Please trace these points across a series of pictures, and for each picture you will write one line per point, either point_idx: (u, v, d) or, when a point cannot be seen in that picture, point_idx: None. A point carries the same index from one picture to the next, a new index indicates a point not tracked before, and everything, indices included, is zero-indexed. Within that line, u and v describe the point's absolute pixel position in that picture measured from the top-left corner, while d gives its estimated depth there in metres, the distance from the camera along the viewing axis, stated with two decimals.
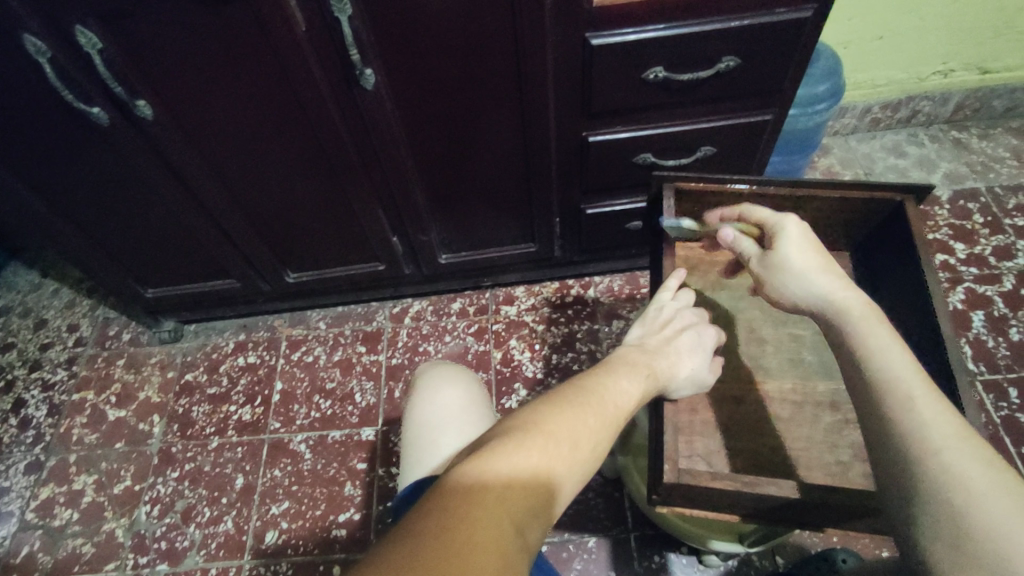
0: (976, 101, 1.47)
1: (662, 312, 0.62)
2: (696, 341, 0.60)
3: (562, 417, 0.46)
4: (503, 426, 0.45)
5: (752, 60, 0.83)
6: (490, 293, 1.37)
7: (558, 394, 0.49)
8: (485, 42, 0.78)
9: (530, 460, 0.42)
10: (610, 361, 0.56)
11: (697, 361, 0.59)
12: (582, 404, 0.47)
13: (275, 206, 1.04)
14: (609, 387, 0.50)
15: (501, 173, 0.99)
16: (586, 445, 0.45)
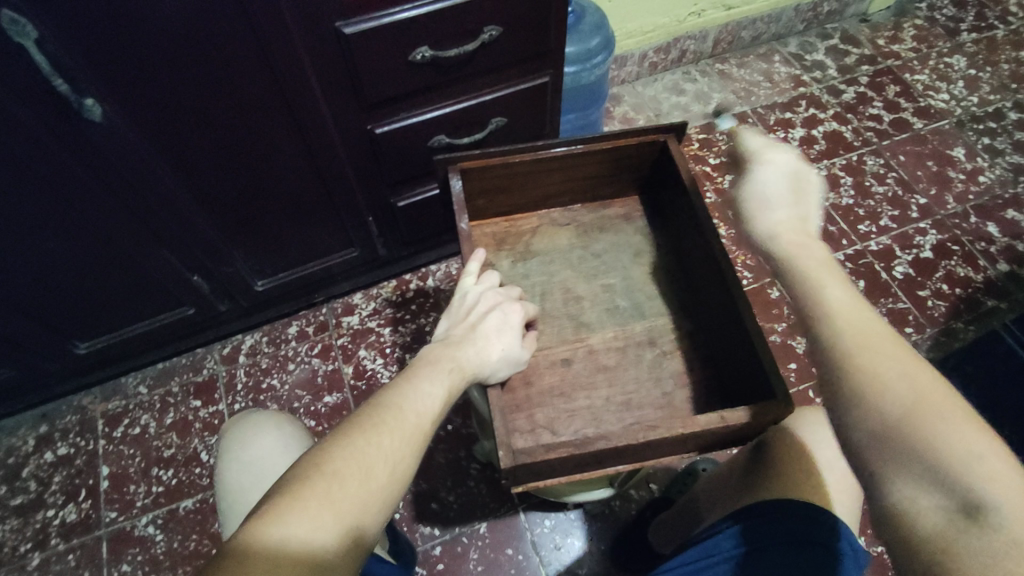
0: (729, 34, 1.64)
1: (466, 301, 0.71)
2: (501, 322, 0.69)
3: (375, 438, 0.53)
4: (314, 457, 0.52)
5: (516, 27, 0.84)
6: (327, 307, 1.29)
7: (370, 415, 0.56)
8: (228, 47, 0.71)
9: (343, 492, 0.49)
10: (422, 359, 0.63)
11: (506, 343, 0.68)
12: (394, 422, 0.55)
13: (43, 278, 0.89)
14: (419, 396, 0.58)
15: (297, 181, 0.93)
16: (398, 461, 0.54)
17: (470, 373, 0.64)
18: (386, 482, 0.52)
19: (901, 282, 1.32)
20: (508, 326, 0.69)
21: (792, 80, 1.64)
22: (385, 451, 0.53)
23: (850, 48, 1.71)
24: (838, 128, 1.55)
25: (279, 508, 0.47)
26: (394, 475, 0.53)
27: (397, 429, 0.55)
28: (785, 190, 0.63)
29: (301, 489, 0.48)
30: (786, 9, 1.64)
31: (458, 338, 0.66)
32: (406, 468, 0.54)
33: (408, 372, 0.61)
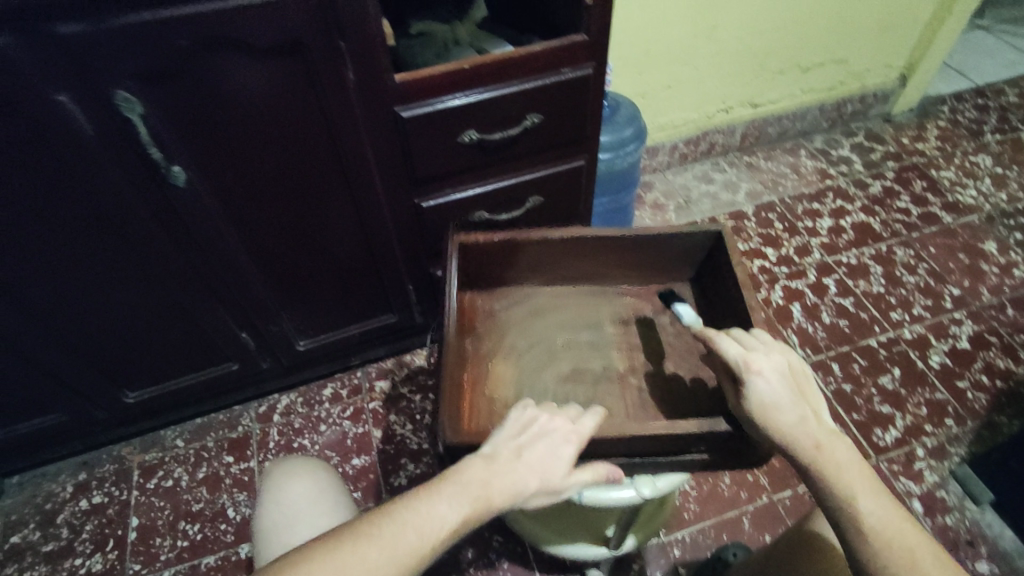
0: (755, 129, 1.73)
1: (521, 419, 0.61)
2: (550, 451, 0.59)
3: (362, 547, 0.48)
4: (274, 571, 0.47)
5: (556, 115, 0.93)
6: (361, 371, 1.34)
7: (352, 539, 0.49)
8: (300, 126, 0.80)
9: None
10: (455, 476, 0.55)
11: (547, 478, 0.57)
12: (371, 550, 0.48)
13: (109, 327, 0.96)
14: (411, 523, 0.51)
15: (346, 246, 1.00)
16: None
17: (499, 506, 0.54)
18: None
19: (938, 371, 1.29)
20: (554, 459, 0.58)
21: (818, 174, 1.70)
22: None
23: (874, 145, 1.78)
24: (865, 219, 1.58)
25: None
26: None
27: (370, 568, 0.48)
28: (781, 381, 0.59)
29: None
30: (810, 107, 1.74)
31: (507, 461, 0.57)
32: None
33: (434, 487, 0.54)
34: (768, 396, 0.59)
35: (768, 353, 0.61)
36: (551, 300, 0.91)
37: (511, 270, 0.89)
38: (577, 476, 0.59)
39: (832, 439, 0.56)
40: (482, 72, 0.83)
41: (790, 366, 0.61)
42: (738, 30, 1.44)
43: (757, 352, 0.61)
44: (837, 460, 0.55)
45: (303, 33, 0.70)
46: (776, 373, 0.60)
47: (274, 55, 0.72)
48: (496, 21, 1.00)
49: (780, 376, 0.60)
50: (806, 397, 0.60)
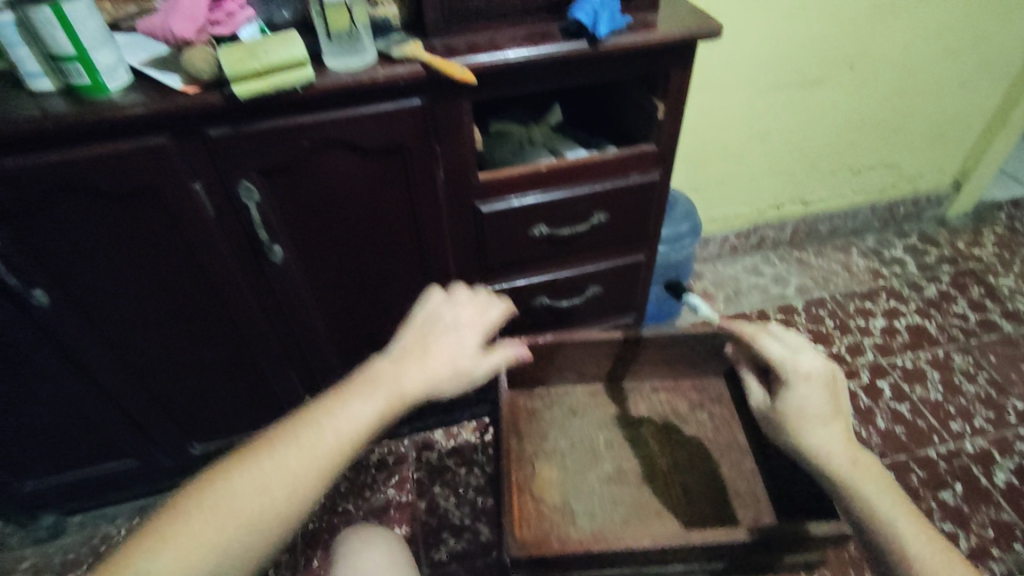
0: (806, 226, 1.76)
1: (425, 312, 0.68)
2: (454, 343, 0.66)
3: (280, 451, 0.54)
4: (209, 482, 0.52)
5: (621, 214, 0.99)
6: (409, 439, 1.36)
7: (275, 446, 0.54)
8: (389, 215, 0.88)
9: (217, 537, 0.50)
10: (366, 382, 0.60)
11: (455, 369, 0.64)
12: (294, 453, 0.54)
13: (163, 362, 0.97)
14: (331, 431, 0.56)
15: (413, 321, 1.06)
16: (288, 500, 0.53)
17: (412, 398, 0.61)
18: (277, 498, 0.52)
19: (1003, 490, 1.24)
20: (460, 355, 0.65)
21: (871, 273, 1.71)
22: (279, 485, 0.52)
23: (928, 247, 1.78)
24: (920, 322, 1.57)
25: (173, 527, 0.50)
26: (295, 500, 0.53)
27: (286, 468, 0.53)
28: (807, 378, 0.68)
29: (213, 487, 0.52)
30: (862, 207, 1.76)
31: (415, 364, 0.63)
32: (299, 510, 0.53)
33: (358, 386, 0.60)
34: (802, 396, 0.67)
35: (796, 359, 0.70)
36: (591, 402, 0.87)
37: (550, 369, 0.85)
38: (485, 359, 0.67)
39: (854, 446, 0.62)
40: (556, 174, 0.91)
41: (829, 375, 0.68)
42: (792, 134, 1.50)
43: (800, 355, 0.70)
44: (849, 459, 0.61)
45: (406, 138, 0.79)
46: (813, 380, 0.68)
47: (377, 155, 0.81)
48: (568, 125, 1.09)
49: (820, 382, 0.67)
50: (838, 401, 0.67)
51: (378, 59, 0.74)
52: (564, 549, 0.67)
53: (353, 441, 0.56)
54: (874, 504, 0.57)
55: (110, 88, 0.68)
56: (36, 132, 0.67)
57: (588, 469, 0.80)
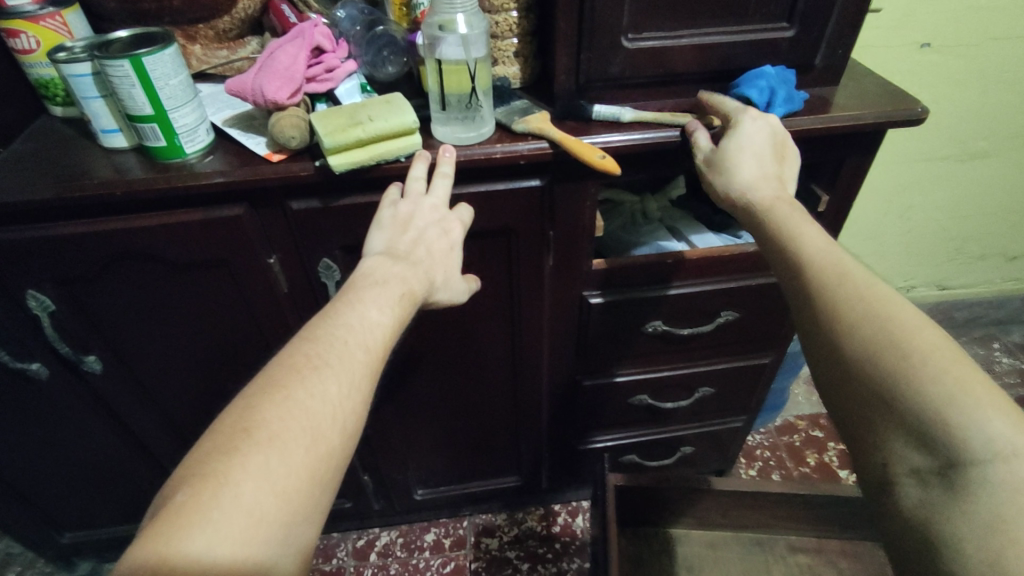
0: (939, 311, 1.52)
1: (398, 212, 0.56)
2: (446, 245, 0.56)
3: (298, 392, 0.41)
4: (196, 486, 0.36)
5: (753, 314, 0.82)
6: (468, 521, 1.22)
7: (276, 413, 0.39)
8: (481, 298, 0.75)
9: (246, 539, 0.35)
10: (352, 311, 0.46)
11: (452, 268, 0.56)
12: (304, 413, 0.40)
13: None
14: (340, 376, 0.43)
15: (491, 408, 0.92)
16: (318, 462, 0.39)
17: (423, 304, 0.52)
18: (324, 452, 0.40)
19: None
20: (453, 248, 0.57)
21: (1017, 376, 1.45)
22: (313, 442, 0.39)
23: None
24: None
25: (185, 531, 0.34)
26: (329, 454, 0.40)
27: (317, 418, 0.40)
28: (766, 162, 0.56)
29: (233, 449, 0.37)
30: (1010, 297, 1.51)
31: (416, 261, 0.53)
32: (334, 471, 0.40)
33: (347, 297, 0.48)
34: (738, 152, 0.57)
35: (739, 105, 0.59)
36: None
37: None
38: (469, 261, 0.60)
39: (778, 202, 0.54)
40: (685, 266, 0.75)
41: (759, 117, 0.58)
42: (939, 212, 1.29)
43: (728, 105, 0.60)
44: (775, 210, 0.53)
45: (515, 221, 0.67)
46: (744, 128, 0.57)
47: (480, 237, 0.68)
48: (691, 198, 0.94)
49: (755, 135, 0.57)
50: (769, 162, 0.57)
51: (496, 130, 0.62)
52: None
53: (366, 369, 0.44)
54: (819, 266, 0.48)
55: (187, 150, 0.59)
56: (104, 199, 0.58)
57: None
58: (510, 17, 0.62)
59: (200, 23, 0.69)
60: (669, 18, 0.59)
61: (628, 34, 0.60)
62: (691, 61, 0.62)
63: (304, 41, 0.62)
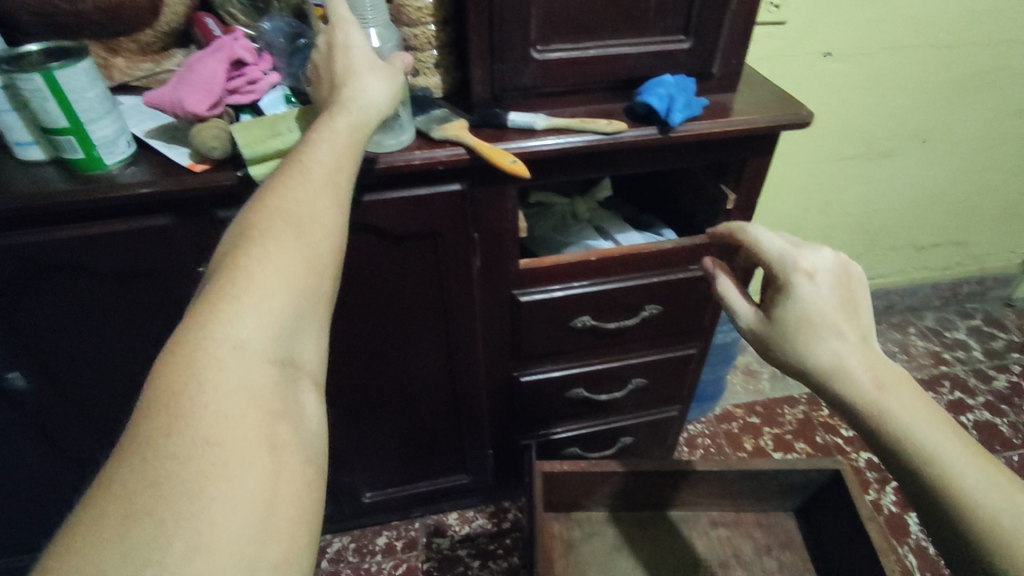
0: None
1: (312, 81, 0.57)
2: (353, 55, 0.55)
3: (273, 231, 0.43)
4: (182, 334, 0.38)
5: (675, 306, 0.87)
6: (419, 522, 1.24)
7: (253, 258, 0.42)
8: (414, 300, 0.78)
9: (248, 382, 0.38)
10: (291, 194, 0.46)
11: (374, 62, 0.55)
12: (282, 249, 0.43)
13: None
14: (294, 252, 0.43)
15: (433, 408, 0.95)
16: (305, 282, 0.43)
17: (362, 111, 0.53)
18: (311, 265, 0.44)
19: None
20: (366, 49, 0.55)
21: (931, 357, 1.56)
22: (293, 266, 0.43)
23: (995, 331, 1.63)
24: (992, 418, 1.41)
25: (183, 370, 0.37)
26: (315, 268, 0.44)
27: (297, 247, 0.43)
28: (843, 316, 0.49)
29: (210, 293, 0.40)
30: (924, 284, 1.62)
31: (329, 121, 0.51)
32: (325, 282, 0.45)
33: (271, 224, 0.44)
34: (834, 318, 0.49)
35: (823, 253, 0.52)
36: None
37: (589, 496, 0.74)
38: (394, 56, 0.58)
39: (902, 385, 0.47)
40: (607, 264, 0.80)
41: (843, 273, 0.51)
42: (853, 207, 1.38)
43: (807, 249, 0.52)
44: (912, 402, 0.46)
45: (439, 225, 0.70)
46: (840, 296, 0.50)
47: (407, 241, 0.71)
48: (617, 199, 0.98)
49: (835, 285, 0.50)
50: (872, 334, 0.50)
51: (416, 138, 0.65)
52: None
53: (332, 188, 0.48)
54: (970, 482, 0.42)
55: (107, 161, 0.60)
56: (21, 213, 0.58)
57: None
58: (427, 31, 0.65)
59: (122, 37, 0.70)
60: (575, 31, 0.64)
61: (536, 47, 0.64)
62: (598, 71, 0.67)
63: (224, 54, 0.64)
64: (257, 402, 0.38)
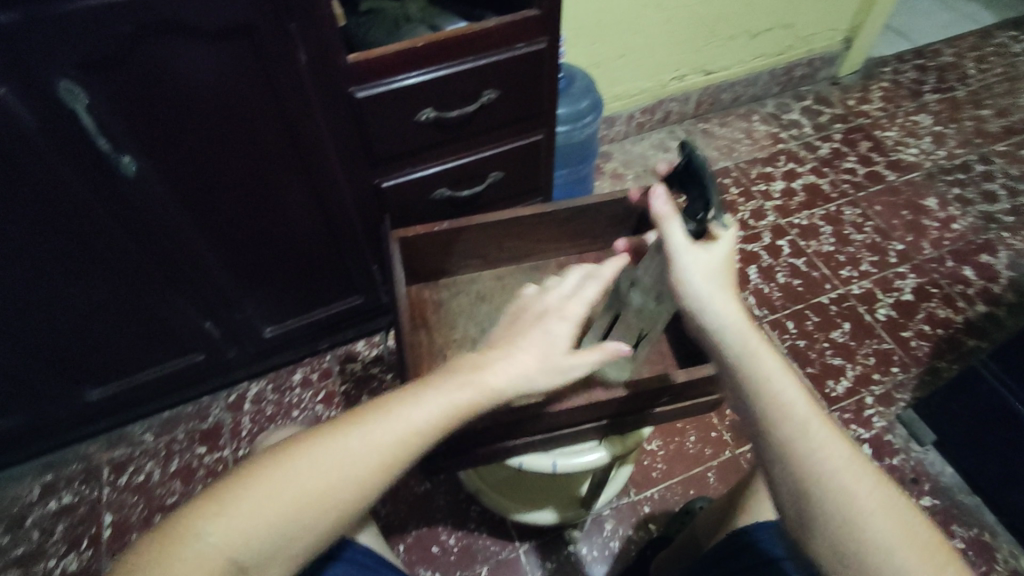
0: (709, 95, 1.76)
1: (531, 308, 0.61)
2: (548, 333, 0.58)
3: (315, 468, 0.49)
4: (226, 485, 0.49)
5: (512, 90, 0.93)
6: (331, 354, 1.33)
7: (299, 454, 0.49)
8: (253, 109, 0.79)
9: (231, 550, 0.46)
10: (338, 447, 0.50)
11: (555, 342, 0.58)
12: (317, 481, 0.49)
13: (23, 306, 0.87)
14: (325, 467, 0.49)
15: (308, 229, 0.99)
16: (326, 496, 0.49)
17: (499, 392, 0.55)
18: (341, 493, 0.49)
19: (885, 323, 1.37)
20: (553, 366, 0.57)
21: (770, 138, 1.75)
22: (323, 479, 0.49)
23: (822, 107, 1.83)
24: (815, 180, 1.64)
25: (219, 510, 0.47)
26: (340, 482, 0.49)
27: (328, 462, 0.49)
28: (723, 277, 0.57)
29: (255, 469, 0.49)
30: (761, 72, 1.77)
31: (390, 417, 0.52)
32: (335, 501, 0.49)
33: (296, 451, 0.50)
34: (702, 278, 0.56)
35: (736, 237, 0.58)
36: (497, 284, 0.89)
37: (450, 255, 0.87)
38: (577, 360, 0.58)
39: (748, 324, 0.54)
40: (435, 50, 0.83)
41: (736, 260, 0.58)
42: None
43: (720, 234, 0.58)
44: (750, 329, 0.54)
45: (252, 16, 0.70)
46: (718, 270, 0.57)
47: (223, 37, 0.71)
48: None
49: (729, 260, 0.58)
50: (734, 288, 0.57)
51: None
52: (473, 423, 0.65)
53: (382, 451, 0.51)
54: (784, 396, 0.50)
55: None
56: None
57: None
58: None
59: None
60: None
61: None
62: None
63: None
64: (228, 556, 0.46)
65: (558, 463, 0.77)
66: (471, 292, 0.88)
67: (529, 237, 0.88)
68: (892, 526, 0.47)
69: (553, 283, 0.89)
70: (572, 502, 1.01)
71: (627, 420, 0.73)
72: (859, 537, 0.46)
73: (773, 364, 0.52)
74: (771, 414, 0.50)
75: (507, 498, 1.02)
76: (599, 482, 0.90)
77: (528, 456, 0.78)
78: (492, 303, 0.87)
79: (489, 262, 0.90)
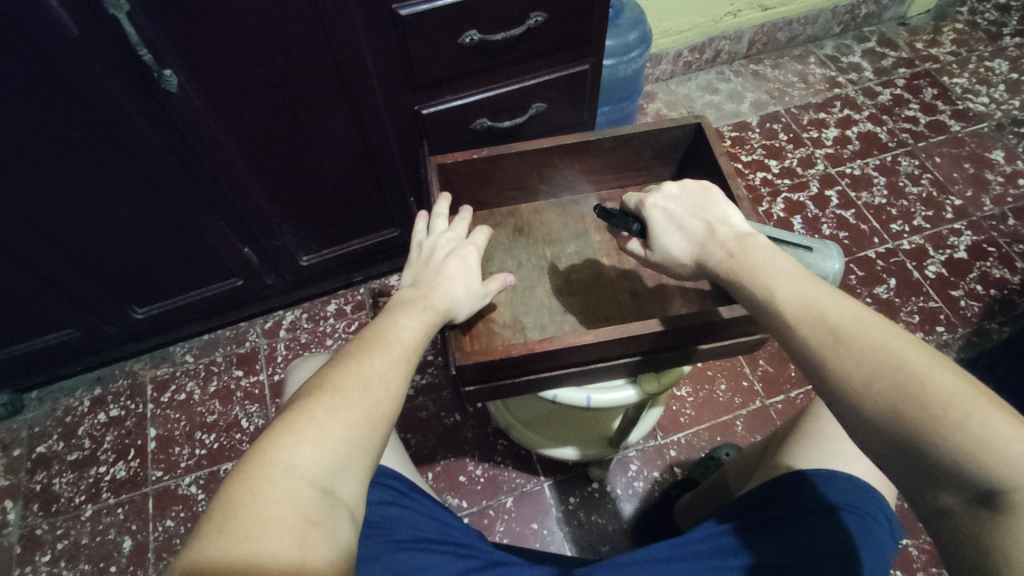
0: (764, 34, 1.65)
1: (425, 248, 0.70)
2: (461, 262, 0.68)
3: (360, 383, 0.52)
4: (278, 418, 0.49)
5: (561, 13, 0.88)
6: (364, 288, 1.34)
7: (338, 374, 0.52)
8: (293, 21, 0.76)
9: (310, 470, 0.46)
10: (368, 363, 0.54)
11: (472, 269, 0.68)
12: (364, 390, 0.52)
13: (71, 219, 0.88)
14: (369, 380, 0.52)
15: (344, 153, 0.98)
16: (377, 404, 0.51)
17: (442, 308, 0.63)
18: (386, 398, 0.52)
19: (934, 281, 1.31)
20: (473, 283, 0.67)
21: (827, 82, 1.65)
22: (374, 390, 0.52)
23: (887, 50, 1.70)
24: (872, 129, 1.55)
25: (283, 435, 0.47)
26: (386, 390, 0.53)
27: (370, 375, 0.53)
28: (697, 218, 0.62)
29: (304, 399, 0.50)
30: (822, 10, 1.65)
31: (382, 330, 0.58)
32: (386, 407, 0.52)
33: (339, 372, 0.52)
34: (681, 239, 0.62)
35: (677, 185, 0.65)
36: (535, 218, 0.88)
37: (488, 186, 0.85)
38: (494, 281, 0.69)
39: (746, 242, 0.57)
40: None
41: (700, 198, 0.63)
42: None
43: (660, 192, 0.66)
44: (756, 253, 0.56)
45: None
46: (688, 214, 0.63)
47: None
48: None
49: (687, 201, 0.64)
50: (727, 219, 0.61)
51: None
52: (509, 351, 0.65)
53: (403, 360, 0.56)
54: (796, 297, 0.51)
55: None
56: None
57: (535, 285, 0.80)
58: None
59: None
60: None
61: None
62: None
63: None
64: (309, 479, 0.45)
65: (591, 398, 0.77)
66: (509, 224, 0.87)
67: (572, 169, 0.85)
68: (968, 405, 0.41)
69: (592, 218, 0.87)
70: (599, 441, 1.02)
71: (664, 358, 0.72)
72: (929, 429, 0.42)
73: (783, 279, 0.53)
74: (799, 325, 0.50)
75: (535, 434, 1.04)
76: (629, 421, 0.90)
77: (561, 390, 0.78)
78: (529, 237, 0.85)
79: (528, 194, 0.88)
